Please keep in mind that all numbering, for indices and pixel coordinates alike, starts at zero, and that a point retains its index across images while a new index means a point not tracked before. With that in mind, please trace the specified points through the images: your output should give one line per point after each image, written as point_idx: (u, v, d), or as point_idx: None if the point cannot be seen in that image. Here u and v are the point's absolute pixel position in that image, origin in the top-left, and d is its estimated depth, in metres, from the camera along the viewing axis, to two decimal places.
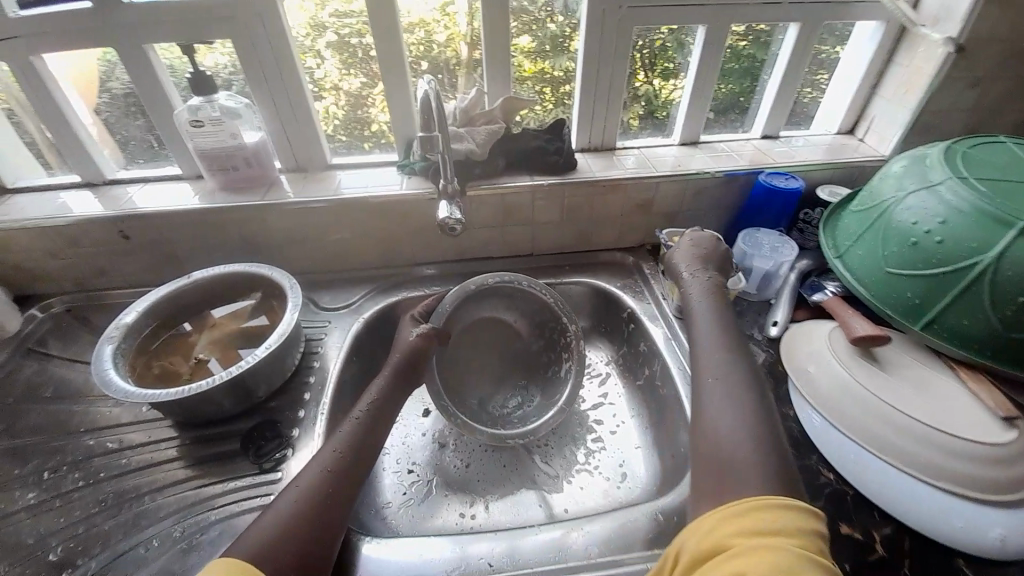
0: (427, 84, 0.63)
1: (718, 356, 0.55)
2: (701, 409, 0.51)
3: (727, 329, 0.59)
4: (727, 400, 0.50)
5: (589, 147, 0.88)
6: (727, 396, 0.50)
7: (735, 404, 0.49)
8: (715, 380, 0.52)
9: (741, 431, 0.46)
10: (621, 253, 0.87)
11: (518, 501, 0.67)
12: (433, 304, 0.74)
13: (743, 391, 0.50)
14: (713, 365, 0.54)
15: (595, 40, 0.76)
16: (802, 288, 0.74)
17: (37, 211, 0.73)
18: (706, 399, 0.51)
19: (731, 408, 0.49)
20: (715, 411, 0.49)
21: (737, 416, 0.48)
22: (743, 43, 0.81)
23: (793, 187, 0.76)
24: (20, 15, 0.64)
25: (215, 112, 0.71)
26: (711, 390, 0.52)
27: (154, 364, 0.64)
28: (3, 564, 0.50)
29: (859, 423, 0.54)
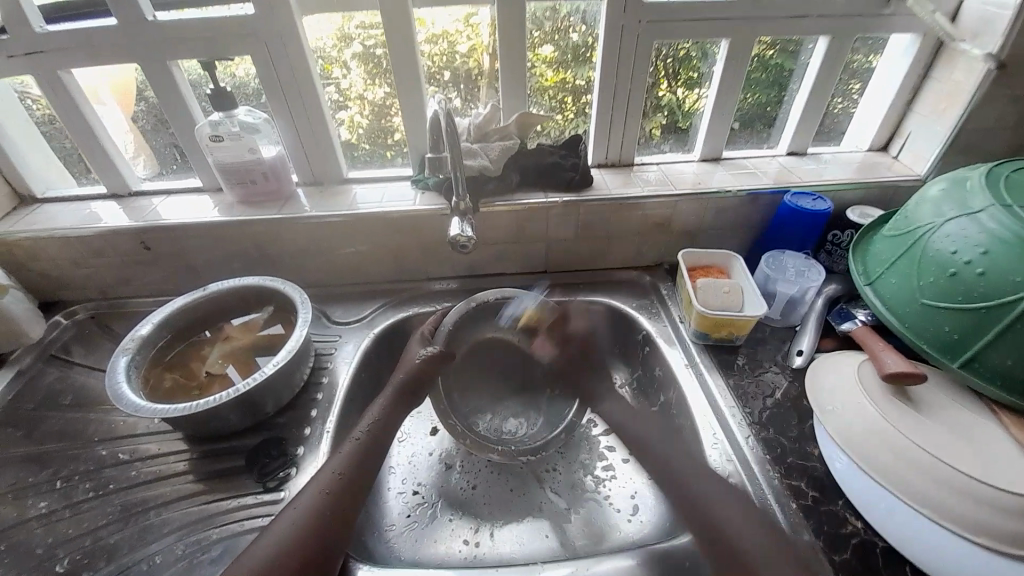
0: (437, 103, 0.63)
1: (688, 459, 0.58)
2: (705, 514, 0.52)
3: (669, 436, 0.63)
4: (725, 500, 0.52)
5: (605, 162, 0.86)
6: (722, 500, 0.52)
7: (733, 506, 0.52)
8: (704, 481, 0.55)
9: (748, 531, 0.49)
10: (638, 272, 0.85)
11: (526, 528, 0.65)
12: (437, 320, 0.73)
13: (731, 495, 0.53)
14: (692, 468, 0.57)
15: (613, 53, 0.74)
16: (830, 315, 0.70)
17: (64, 221, 0.75)
18: (694, 501, 0.54)
19: (737, 512, 0.51)
20: (715, 516, 0.51)
21: (735, 517, 0.50)
22: (768, 52, 0.79)
23: (821, 209, 0.72)
24: (46, 30, 0.66)
25: (235, 127, 0.72)
26: (705, 489, 0.54)
27: (167, 376, 0.65)
28: (11, 574, 0.51)
29: (888, 468, 0.50)
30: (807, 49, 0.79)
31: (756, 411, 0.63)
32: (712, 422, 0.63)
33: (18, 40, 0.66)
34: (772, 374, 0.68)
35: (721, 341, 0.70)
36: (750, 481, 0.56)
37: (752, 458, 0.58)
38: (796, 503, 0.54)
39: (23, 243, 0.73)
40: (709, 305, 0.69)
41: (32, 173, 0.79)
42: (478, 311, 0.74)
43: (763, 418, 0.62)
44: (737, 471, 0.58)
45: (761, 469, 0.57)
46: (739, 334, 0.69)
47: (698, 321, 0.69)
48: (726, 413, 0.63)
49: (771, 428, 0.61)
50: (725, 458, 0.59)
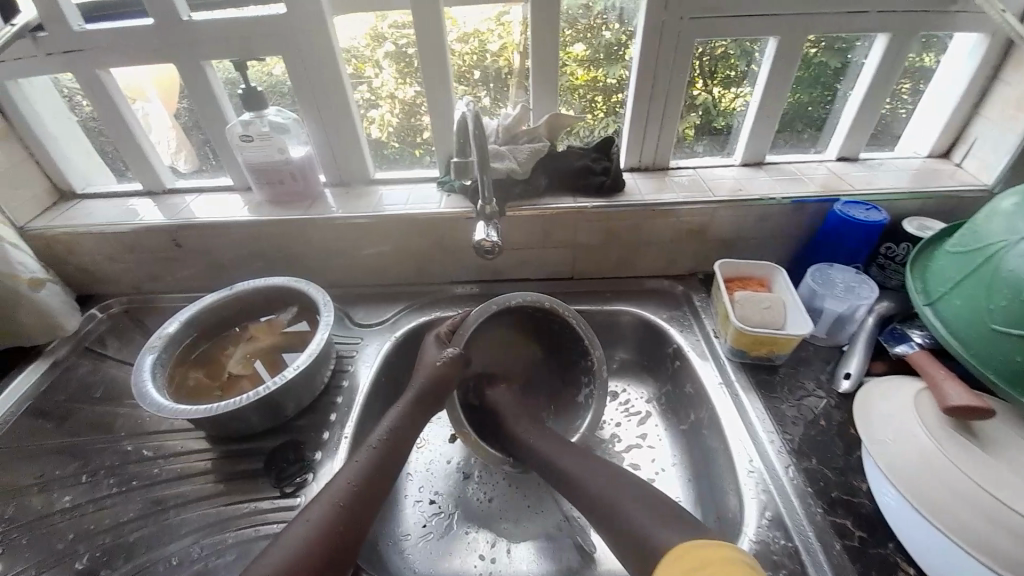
0: (466, 105, 0.61)
1: (602, 472, 0.55)
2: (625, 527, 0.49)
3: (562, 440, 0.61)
4: (643, 508, 0.49)
5: (639, 166, 0.82)
6: (639, 508, 0.49)
7: (649, 511, 0.49)
8: (616, 490, 0.52)
9: (659, 523, 0.47)
10: (669, 281, 0.81)
11: (545, 546, 0.62)
12: (458, 321, 0.71)
13: (643, 494, 0.51)
14: (603, 480, 0.54)
15: (651, 51, 0.70)
16: (881, 336, 0.65)
17: (100, 216, 0.77)
18: (602, 495, 0.52)
19: (649, 508, 0.49)
20: (626, 509, 0.50)
21: (646, 510, 0.49)
22: (813, 50, 0.73)
23: (876, 220, 0.67)
24: (84, 29, 0.68)
25: (265, 127, 0.72)
26: (619, 499, 0.51)
27: (191, 375, 0.66)
28: (34, 567, 0.52)
29: (957, 509, 0.45)
30: (861, 45, 0.74)
31: (795, 437, 0.59)
32: (748, 446, 0.58)
33: (59, 38, 0.68)
34: (814, 398, 0.63)
35: (760, 358, 0.66)
36: (789, 514, 0.52)
37: (791, 491, 0.54)
38: (841, 542, 0.49)
39: (62, 237, 0.76)
40: (747, 320, 0.65)
41: (74, 170, 0.81)
42: (495, 314, 0.70)
43: (803, 446, 0.58)
44: (775, 503, 0.53)
45: (802, 501, 0.53)
46: (780, 353, 0.65)
47: (735, 337, 0.65)
48: (763, 437, 0.59)
49: (813, 458, 0.57)
50: (762, 486, 0.55)
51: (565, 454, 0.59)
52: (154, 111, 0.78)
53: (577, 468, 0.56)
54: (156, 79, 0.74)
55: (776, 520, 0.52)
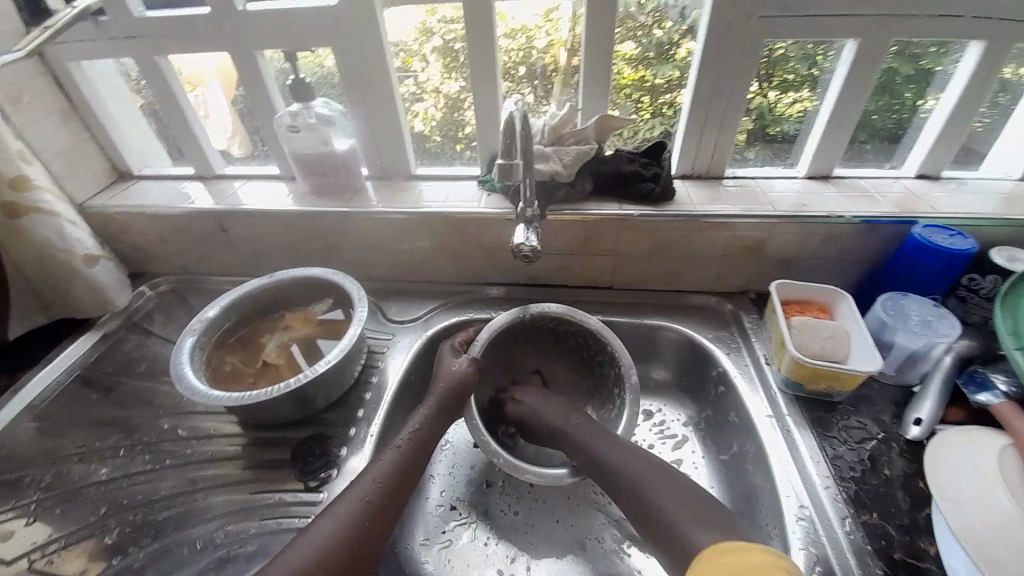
0: (513, 104, 0.58)
1: (626, 455, 0.55)
2: (659, 516, 0.50)
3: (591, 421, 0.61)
4: (677, 501, 0.50)
5: (690, 173, 0.78)
6: (672, 503, 0.50)
7: (688, 506, 0.49)
8: (651, 478, 0.52)
9: (692, 517, 0.48)
10: (717, 299, 0.76)
11: (568, 566, 0.59)
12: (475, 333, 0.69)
13: (679, 488, 0.51)
14: (637, 465, 0.54)
15: (712, 53, 0.66)
16: (961, 380, 0.58)
17: (154, 198, 0.80)
18: (634, 483, 0.53)
19: (683, 501, 0.50)
20: (664, 497, 0.50)
21: (683, 502, 0.50)
22: (885, 58, 0.66)
23: (963, 249, 0.60)
24: (145, 16, 0.69)
25: (311, 118, 0.73)
26: (647, 486, 0.52)
27: (228, 361, 0.67)
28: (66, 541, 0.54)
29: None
30: (937, 51, 0.66)
31: (853, 485, 0.54)
32: (799, 489, 0.54)
33: (123, 22, 0.70)
34: (877, 444, 0.57)
35: (818, 392, 0.61)
36: (842, 570, 0.47)
37: (847, 546, 0.49)
38: None
39: (117, 216, 0.79)
40: (804, 349, 0.60)
41: (132, 151, 0.84)
42: (524, 322, 0.69)
43: (862, 497, 0.53)
44: (826, 557, 0.48)
45: (859, 561, 0.48)
46: (841, 389, 0.59)
47: (790, 367, 0.60)
48: (816, 481, 0.54)
49: (875, 511, 0.51)
50: (812, 537, 0.50)
51: (584, 431, 0.59)
52: (203, 95, 0.79)
53: (602, 442, 0.57)
54: (203, 66, 0.75)
55: None
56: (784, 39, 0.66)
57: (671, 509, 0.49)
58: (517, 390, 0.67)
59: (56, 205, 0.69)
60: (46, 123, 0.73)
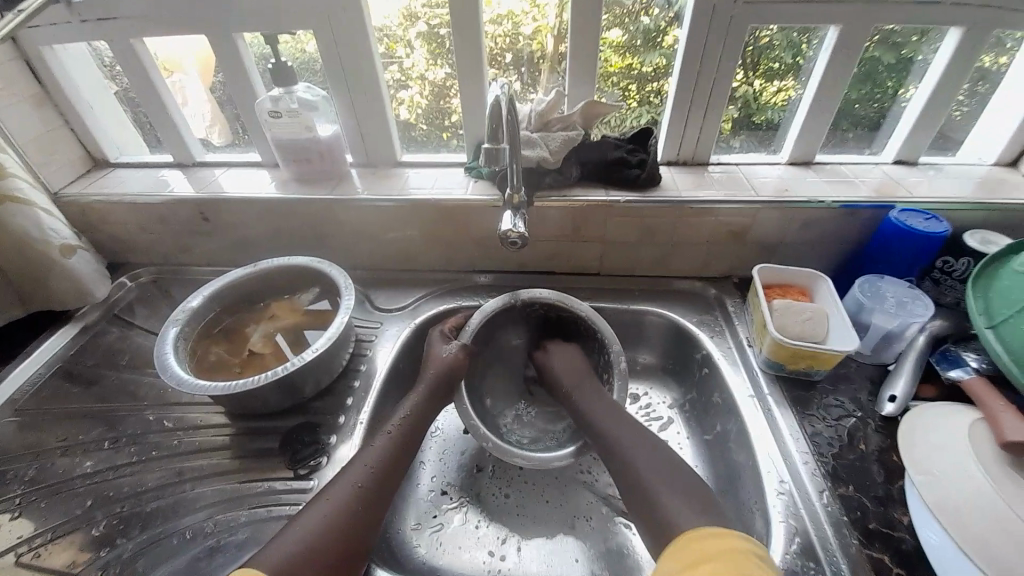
0: (499, 88, 0.57)
1: (619, 423, 0.57)
2: (645, 491, 0.50)
3: (593, 392, 0.62)
4: (660, 479, 0.50)
5: (676, 160, 0.78)
6: (655, 475, 0.50)
7: (674, 485, 0.49)
8: (643, 455, 0.53)
9: (674, 496, 0.48)
10: (701, 284, 0.77)
11: (558, 545, 0.61)
12: (463, 320, 0.70)
13: (665, 465, 0.52)
14: (632, 439, 0.54)
15: (698, 39, 0.66)
16: (933, 358, 0.60)
17: (132, 187, 0.78)
18: (626, 457, 0.53)
19: (668, 479, 0.50)
20: (652, 473, 0.51)
21: (668, 480, 0.50)
22: (866, 45, 0.67)
23: (936, 232, 0.62)
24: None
25: (293, 104, 0.70)
26: (633, 454, 0.53)
27: (213, 351, 0.66)
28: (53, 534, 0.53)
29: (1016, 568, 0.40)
30: (918, 40, 0.67)
31: (831, 460, 0.55)
32: (780, 465, 0.55)
33: (94, 4, 0.67)
34: (854, 420, 0.59)
35: (798, 372, 0.63)
36: (820, 541, 0.49)
37: (825, 519, 0.51)
38: None
39: (94, 205, 0.76)
40: (785, 331, 0.62)
41: (107, 138, 0.82)
42: (514, 308, 0.69)
43: (839, 471, 0.55)
44: (805, 529, 0.50)
45: (836, 532, 0.50)
46: (820, 369, 0.61)
47: (772, 348, 0.62)
48: (797, 458, 0.56)
49: (851, 484, 0.53)
50: (791, 511, 0.52)
51: (584, 396, 0.61)
52: (181, 82, 0.77)
53: (595, 410, 0.59)
54: (180, 51, 0.73)
55: (806, 548, 0.49)
56: (772, 25, 0.66)
57: (657, 484, 0.49)
58: (548, 345, 0.69)
59: (30, 194, 0.67)
60: (15, 108, 0.71)
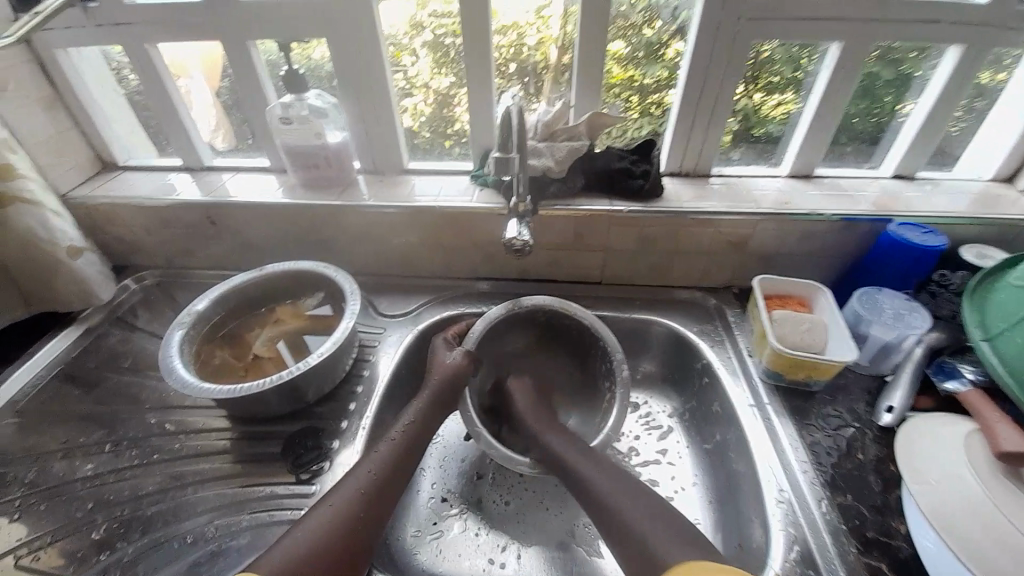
0: (510, 99, 0.58)
1: (586, 458, 0.56)
2: (623, 528, 0.49)
3: (554, 428, 0.61)
4: (639, 513, 0.49)
5: (679, 171, 0.79)
6: (633, 505, 0.50)
7: (651, 517, 0.49)
8: (615, 485, 0.53)
9: (649, 527, 0.48)
10: (702, 294, 0.78)
11: (557, 552, 0.61)
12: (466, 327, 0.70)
13: (639, 498, 0.51)
14: (599, 470, 0.54)
15: (702, 53, 0.67)
16: (931, 370, 0.61)
17: (140, 190, 0.78)
18: (599, 494, 0.52)
19: (645, 512, 0.49)
20: (627, 507, 0.50)
21: (642, 512, 0.49)
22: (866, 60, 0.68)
23: (934, 245, 0.63)
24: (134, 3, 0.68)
25: (304, 111, 0.72)
26: (603, 486, 0.52)
27: (218, 354, 0.67)
28: (53, 537, 0.53)
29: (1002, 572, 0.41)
30: (916, 56, 0.69)
31: (829, 471, 0.56)
32: (779, 473, 0.56)
33: (109, 10, 0.68)
34: (852, 431, 0.60)
35: (798, 382, 0.63)
36: (819, 550, 0.49)
37: (823, 527, 0.51)
38: None
39: (101, 207, 0.77)
40: (784, 341, 0.63)
41: (115, 140, 0.83)
42: (517, 317, 0.70)
43: (838, 481, 0.55)
44: (804, 538, 0.50)
45: (835, 541, 0.50)
46: (819, 379, 0.62)
47: (772, 359, 0.63)
48: (795, 468, 0.56)
49: (849, 494, 0.54)
50: (791, 519, 0.52)
51: (543, 427, 0.61)
52: (192, 86, 0.78)
53: (558, 443, 0.58)
54: (192, 56, 0.74)
55: (805, 558, 0.49)
56: (769, 41, 0.68)
57: (635, 518, 0.49)
58: (508, 382, 0.68)
59: (40, 196, 0.68)
60: (27, 111, 0.72)
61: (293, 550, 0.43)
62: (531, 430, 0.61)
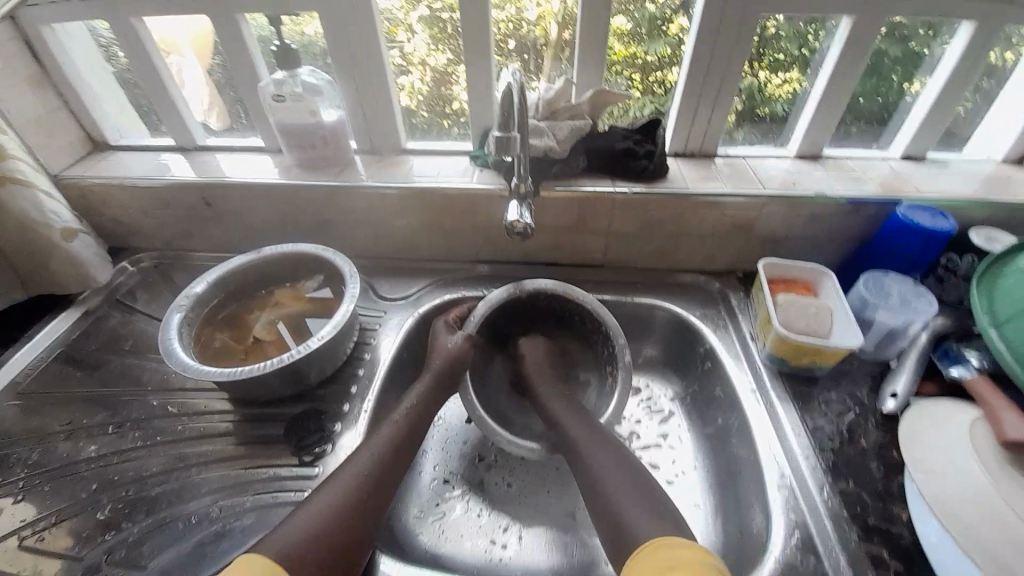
0: (512, 75, 0.56)
1: (591, 435, 0.56)
2: (609, 506, 0.50)
3: (566, 402, 0.61)
4: (625, 491, 0.50)
5: (684, 152, 0.78)
6: (621, 484, 0.51)
7: (634, 495, 0.50)
8: (606, 462, 0.53)
9: (630, 506, 0.49)
10: (706, 277, 0.77)
11: (559, 534, 0.61)
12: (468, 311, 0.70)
13: (629, 477, 0.52)
14: (597, 448, 0.55)
15: (708, 29, 0.65)
16: (935, 355, 0.61)
17: (132, 171, 0.77)
18: (593, 471, 0.53)
19: (630, 490, 0.50)
20: (614, 486, 0.51)
21: (627, 490, 0.50)
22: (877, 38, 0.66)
23: (943, 229, 0.62)
24: None
25: (298, 87, 0.70)
26: (597, 463, 0.53)
27: (218, 337, 0.66)
28: (59, 518, 0.54)
29: (1007, 562, 0.41)
30: (926, 33, 0.67)
31: (831, 455, 0.56)
32: (780, 457, 0.56)
33: None
34: (854, 415, 0.60)
35: (802, 366, 0.63)
36: (819, 533, 0.50)
37: (824, 513, 0.52)
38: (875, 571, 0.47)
39: (95, 188, 0.76)
40: (789, 325, 0.62)
41: (106, 119, 0.81)
42: (519, 301, 0.69)
43: (839, 465, 0.55)
44: (804, 520, 0.51)
45: (835, 523, 0.51)
46: (823, 363, 0.61)
47: (776, 343, 0.62)
48: (797, 451, 0.56)
49: (850, 478, 0.54)
50: (791, 504, 0.53)
51: (552, 400, 0.62)
52: (182, 62, 0.75)
53: (566, 419, 0.59)
54: (180, 30, 0.72)
55: (805, 541, 0.50)
56: (775, 16, 0.65)
57: (619, 495, 0.50)
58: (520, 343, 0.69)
59: (31, 177, 0.67)
60: (13, 88, 0.69)
61: (296, 535, 0.43)
62: (544, 402, 0.62)
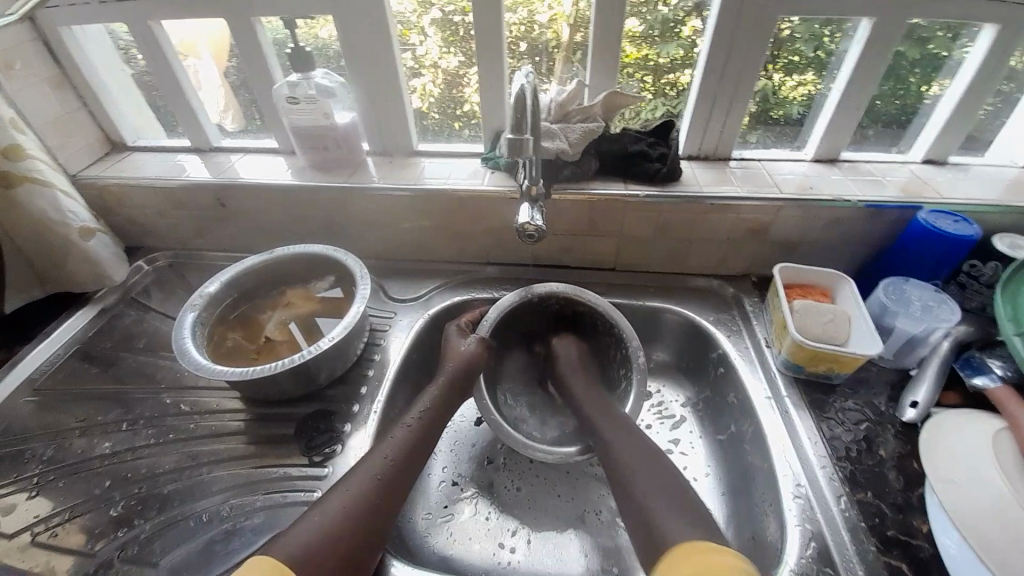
0: (524, 77, 0.56)
1: (618, 432, 0.55)
2: (641, 506, 0.48)
3: (598, 399, 0.61)
4: (655, 490, 0.49)
5: (697, 154, 0.77)
6: (650, 482, 0.50)
7: (665, 496, 0.48)
8: (637, 457, 0.53)
9: (657, 506, 0.47)
10: (719, 281, 0.76)
11: (568, 539, 0.61)
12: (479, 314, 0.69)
13: (660, 475, 0.51)
14: (623, 444, 0.54)
15: (724, 30, 0.64)
16: (957, 364, 0.59)
17: (148, 171, 0.78)
18: (624, 465, 0.52)
19: (659, 490, 0.49)
20: (646, 484, 0.50)
21: (656, 489, 0.49)
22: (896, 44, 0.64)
23: (966, 234, 0.60)
24: None
25: (311, 90, 0.70)
26: (628, 462, 0.52)
27: (230, 336, 0.67)
28: (71, 514, 0.54)
29: None
30: (946, 35, 0.65)
31: (848, 465, 0.55)
32: (796, 467, 0.55)
33: None
34: (872, 425, 0.58)
35: (819, 374, 0.62)
36: (836, 545, 0.49)
37: (842, 524, 0.50)
38: None
39: (112, 188, 0.77)
40: (806, 332, 0.61)
41: (124, 120, 0.82)
42: (531, 304, 0.69)
43: (857, 475, 0.54)
44: (821, 532, 0.50)
45: (853, 536, 0.49)
46: (840, 371, 0.60)
47: (791, 349, 0.61)
48: (813, 461, 0.55)
49: (868, 490, 0.53)
50: (807, 513, 0.51)
51: (586, 395, 0.61)
52: (197, 65, 0.76)
53: (596, 419, 0.58)
54: (195, 34, 0.73)
55: (821, 553, 0.48)
56: (790, 17, 0.64)
57: (648, 495, 0.49)
58: (554, 343, 0.69)
59: (51, 177, 0.68)
60: (36, 90, 0.71)
61: (311, 535, 0.43)
62: (578, 399, 0.62)
